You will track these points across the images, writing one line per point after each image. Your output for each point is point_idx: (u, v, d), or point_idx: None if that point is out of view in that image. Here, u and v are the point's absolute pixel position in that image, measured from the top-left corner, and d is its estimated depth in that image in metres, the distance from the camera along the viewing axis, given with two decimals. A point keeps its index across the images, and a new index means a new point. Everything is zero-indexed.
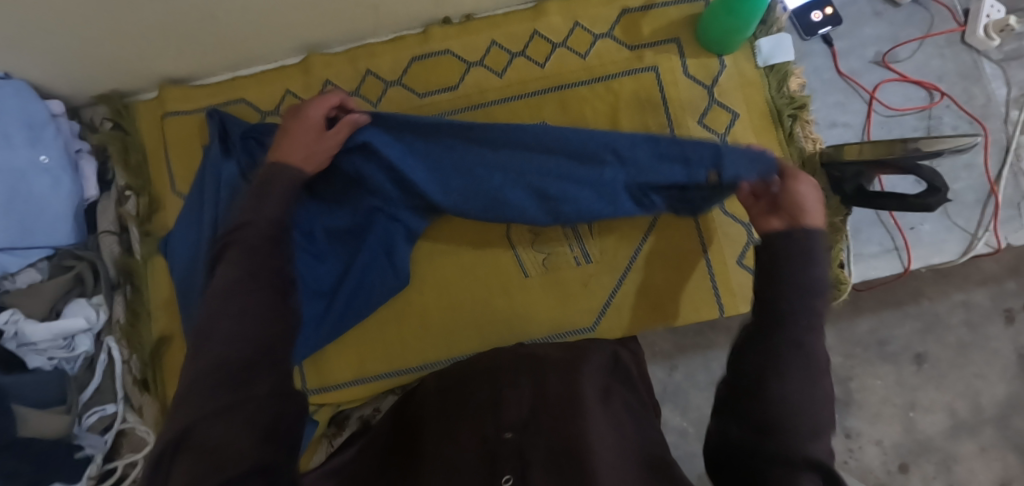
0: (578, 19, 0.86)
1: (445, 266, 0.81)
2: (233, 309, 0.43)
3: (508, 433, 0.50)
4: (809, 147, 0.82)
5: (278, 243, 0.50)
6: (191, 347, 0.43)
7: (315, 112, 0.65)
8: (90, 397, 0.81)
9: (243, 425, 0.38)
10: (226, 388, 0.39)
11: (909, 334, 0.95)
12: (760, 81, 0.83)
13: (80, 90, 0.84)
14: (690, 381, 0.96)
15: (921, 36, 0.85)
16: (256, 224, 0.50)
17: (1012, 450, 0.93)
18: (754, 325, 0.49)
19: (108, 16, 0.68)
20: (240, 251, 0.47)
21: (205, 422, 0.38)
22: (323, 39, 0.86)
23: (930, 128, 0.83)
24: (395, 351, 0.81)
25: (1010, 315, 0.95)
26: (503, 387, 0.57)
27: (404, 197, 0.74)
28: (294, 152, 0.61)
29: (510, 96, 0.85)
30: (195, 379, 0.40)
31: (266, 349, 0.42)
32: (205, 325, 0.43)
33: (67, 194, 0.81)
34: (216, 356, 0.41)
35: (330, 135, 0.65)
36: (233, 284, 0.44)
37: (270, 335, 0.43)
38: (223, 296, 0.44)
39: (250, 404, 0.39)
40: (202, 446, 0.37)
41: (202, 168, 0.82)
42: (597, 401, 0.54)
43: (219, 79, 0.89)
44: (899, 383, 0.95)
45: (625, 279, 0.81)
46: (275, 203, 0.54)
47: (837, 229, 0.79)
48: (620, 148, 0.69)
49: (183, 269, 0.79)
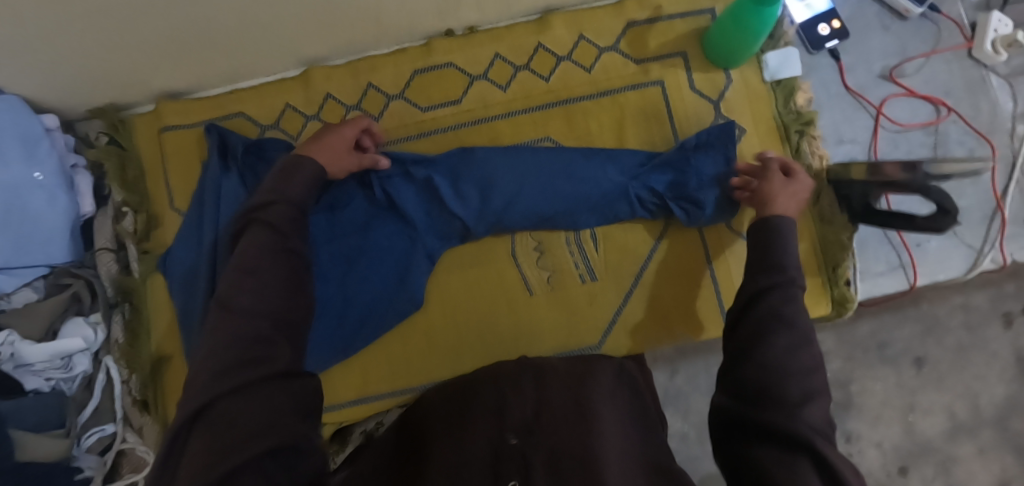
0: (583, 32, 0.85)
1: (450, 284, 0.82)
2: (252, 285, 0.52)
3: (514, 440, 0.51)
4: (816, 164, 0.81)
5: (289, 234, 0.59)
6: (215, 317, 0.51)
7: (350, 130, 0.73)
8: (89, 417, 0.80)
9: (259, 401, 0.45)
10: (243, 361, 0.47)
11: (908, 337, 0.92)
12: (767, 95, 0.83)
13: (75, 104, 0.82)
14: (691, 385, 0.94)
15: (927, 52, 0.84)
16: (276, 211, 0.59)
17: (1012, 452, 0.89)
18: (750, 317, 0.57)
19: (104, 31, 0.66)
20: (260, 233, 0.56)
21: (224, 396, 0.44)
22: (324, 52, 0.84)
23: (936, 144, 0.83)
24: (401, 369, 0.81)
25: (1009, 318, 0.92)
26: (506, 390, 0.59)
27: (420, 213, 0.76)
28: (323, 155, 0.68)
29: (514, 110, 0.84)
30: (215, 353, 0.47)
31: (277, 324, 0.52)
32: (227, 296, 0.51)
33: (62, 212, 0.79)
34: (236, 324, 0.49)
35: (356, 153, 0.72)
36: (251, 264, 0.53)
37: (280, 315, 0.53)
38: (245, 274, 0.53)
39: (264, 381, 0.47)
40: (221, 415, 0.43)
41: (201, 184, 0.80)
42: (601, 410, 0.56)
43: (218, 91, 0.87)
44: (899, 386, 0.91)
45: (630, 297, 0.80)
46: (295, 194, 0.63)
47: (844, 245, 0.78)
48: (625, 157, 0.78)
49: (183, 289, 0.78)
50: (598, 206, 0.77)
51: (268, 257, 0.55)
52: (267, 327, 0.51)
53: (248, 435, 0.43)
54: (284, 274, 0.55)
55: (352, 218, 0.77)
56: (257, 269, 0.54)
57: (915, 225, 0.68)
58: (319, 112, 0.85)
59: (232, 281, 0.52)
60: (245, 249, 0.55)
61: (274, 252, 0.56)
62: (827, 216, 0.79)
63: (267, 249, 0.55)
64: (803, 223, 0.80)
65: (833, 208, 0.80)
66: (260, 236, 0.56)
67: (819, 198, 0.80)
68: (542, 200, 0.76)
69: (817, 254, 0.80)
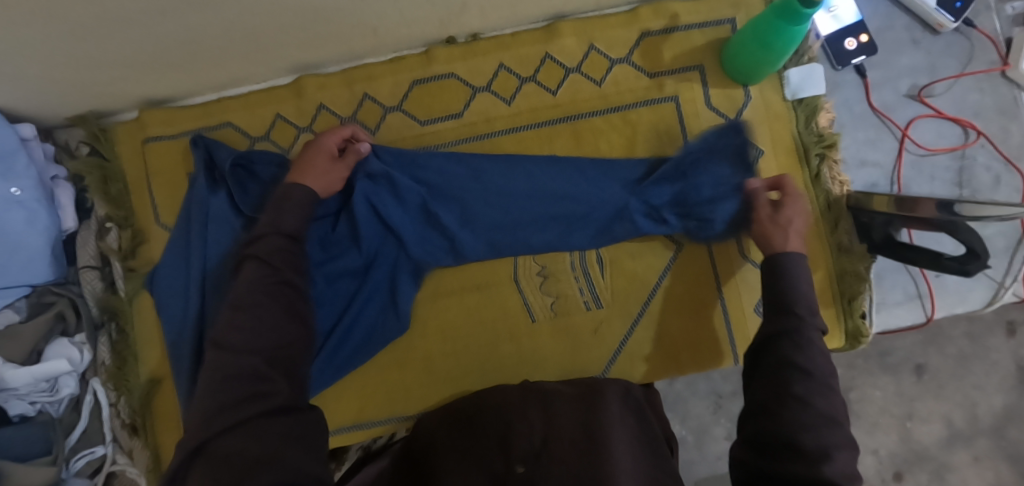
0: (593, 42, 0.80)
1: (448, 309, 0.79)
2: (245, 321, 0.51)
3: (521, 466, 0.49)
4: (836, 189, 0.78)
5: (283, 266, 0.56)
6: (210, 359, 0.50)
7: (328, 141, 0.68)
8: (79, 440, 0.78)
9: (256, 435, 0.44)
10: (239, 398, 0.46)
11: (911, 345, 0.89)
12: (788, 116, 0.79)
13: (53, 113, 0.77)
14: (690, 390, 0.90)
15: (957, 72, 0.80)
16: (271, 239, 0.57)
17: (1006, 460, 0.88)
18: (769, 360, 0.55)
19: (81, 44, 0.61)
20: (259, 264, 0.55)
21: (219, 435, 0.44)
22: (316, 60, 0.79)
23: (962, 169, 0.80)
24: (398, 396, 0.79)
25: (1012, 328, 0.88)
26: (513, 419, 0.56)
27: (423, 236, 0.74)
28: (310, 178, 0.65)
29: (519, 125, 0.80)
30: (212, 392, 0.47)
31: (272, 359, 0.50)
32: (221, 335, 0.51)
33: (43, 229, 0.75)
34: (234, 361, 0.48)
35: (340, 163, 0.68)
36: (248, 297, 0.52)
37: (277, 353, 0.50)
38: (238, 311, 0.51)
39: (259, 417, 0.45)
40: (216, 454, 0.43)
41: (189, 201, 0.75)
42: (624, 444, 0.52)
43: (204, 99, 0.82)
44: (899, 394, 0.89)
45: (637, 325, 0.78)
46: (290, 222, 0.60)
47: (861, 277, 0.76)
48: (624, 174, 0.75)
49: (173, 309, 0.74)
50: (601, 220, 0.74)
51: (262, 290, 0.53)
52: (261, 363, 0.49)
53: (242, 471, 0.41)
54: (280, 306, 0.53)
55: (342, 240, 0.73)
56: (249, 303, 0.52)
57: (941, 264, 0.66)
58: (313, 124, 0.81)
59: (227, 318, 0.52)
60: (242, 283, 0.54)
61: (270, 285, 0.54)
62: (845, 246, 0.77)
63: (261, 283, 0.54)
64: (820, 251, 0.77)
65: (851, 238, 0.77)
66: (254, 271, 0.55)
67: (837, 225, 0.77)
68: (538, 210, 0.73)
69: (833, 285, 0.77)
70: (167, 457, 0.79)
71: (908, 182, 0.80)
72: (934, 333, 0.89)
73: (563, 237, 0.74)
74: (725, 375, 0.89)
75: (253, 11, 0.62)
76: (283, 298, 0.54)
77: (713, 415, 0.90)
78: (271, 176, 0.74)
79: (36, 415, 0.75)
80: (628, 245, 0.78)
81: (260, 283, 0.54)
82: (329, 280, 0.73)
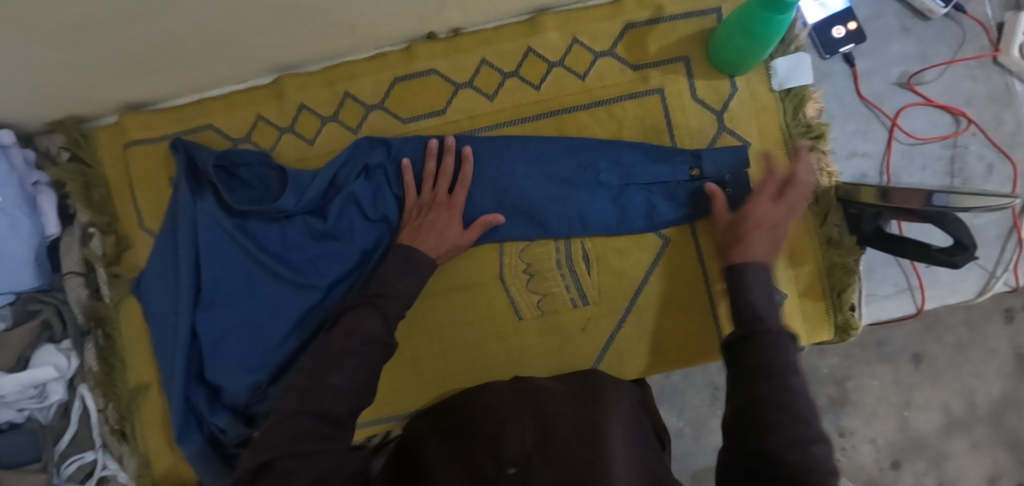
0: (577, 35, 0.79)
1: (433, 309, 0.79)
2: (346, 363, 0.54)
3: (512, 469, 0.45)
4: (824, 181, 0.77)
5: (393, 329, 0.60)
6: (300, 384, 0.53)
7: (462, 197, 0.71)
8: (68, 445, 0.79)
9: (315, 470, 0.46)
10: (312, 431, 0.49)
11: (909, 334, 0.89)
12: (775, 107, 0.78)
13: (32, 120, 0.77)
14: (688, 382, 0.90)
15: (948, 59, 0.79)
16: (392, 303, 0.61)
17: (1004, 447, 0.87)
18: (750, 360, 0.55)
19: (51, 51, 0.60)
20: (369, 313, 0.59)
21: (288, 455, 0.46)
22: (297, 61, 0.78)
23: (953, 158, 0.79)
24: (385, 397, 0.79)
25: (1010, 314, 0.87)
26: (507, 423, 0.52)
27: None
28: (427, 237, 0.68)
29: (502, 122, 0.79)
30: (286, 422, 0.49)
31: (356, 408, 0.54)
32: (319, 370, 0.53)
33: (25, 237, 0.75)
34: (325, 401, 0.51)
35: (470, 232, 0.71)
36: (352, 345, 0.55)
37: (361, 401, 0.54)
38: (333, 356, 0.54)
39: (328, 454, 0.48)
40: (281, 473, 0.45)
41: (172, 207, 0.74)
42: (621, 438, 0.50)
43: (185, 101, 0.81)
44: (896, 382, 0.88)
45: (624, 323, 0.78)
46: (403, 286, 0.63)
47: (850, 270, 0.76)
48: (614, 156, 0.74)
49: (160, 315, 0.73)
50: (593, 210, 0.74)
51: (355, 349, 0.55)
52: (348, 411, 0.52)
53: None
54: (371, 369, 0.56)
55: (336, 233, 0.72)
56: (345, 350, 0.55)
57: (930, 256, 0.67)
58: (295, 123, 0.80)
59: (326, 359, 0.54)
60: (348, 328, 0.57)
61: (368, 343, 0.56)
62: (834, 238, 0.76)
63: (367, 333, 0.57)
64: (807, 244, 0.77)
65: (841, 230, 0.77)
66: (370, 324, 0.58)
67: (825, 219, 0.77)
68: (535, 203, 0.73)
69: (821, 279, 0.78)
70: (156, 458, 0.80)
71: (899, 173, 0.79)
72: (931, 321, 0.88)
73: (545, 220, 0.74)
74: (722, 366, 0.89)
75: (223, 13, 0.60)
76: (375, 356, 0.57)
77: (710, 406, 0.89)
78: (258, 178, 0.74)
79: (24, 422, 0.76)
80: (618, 242, 0.78)
81: (362, 335, 0.56)
82: (313, 267, 0.72)
